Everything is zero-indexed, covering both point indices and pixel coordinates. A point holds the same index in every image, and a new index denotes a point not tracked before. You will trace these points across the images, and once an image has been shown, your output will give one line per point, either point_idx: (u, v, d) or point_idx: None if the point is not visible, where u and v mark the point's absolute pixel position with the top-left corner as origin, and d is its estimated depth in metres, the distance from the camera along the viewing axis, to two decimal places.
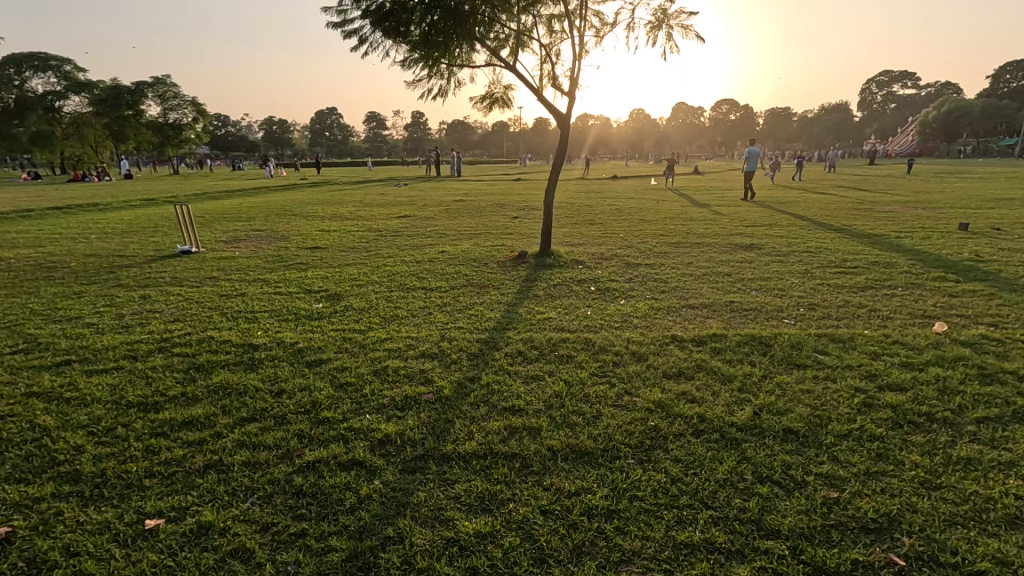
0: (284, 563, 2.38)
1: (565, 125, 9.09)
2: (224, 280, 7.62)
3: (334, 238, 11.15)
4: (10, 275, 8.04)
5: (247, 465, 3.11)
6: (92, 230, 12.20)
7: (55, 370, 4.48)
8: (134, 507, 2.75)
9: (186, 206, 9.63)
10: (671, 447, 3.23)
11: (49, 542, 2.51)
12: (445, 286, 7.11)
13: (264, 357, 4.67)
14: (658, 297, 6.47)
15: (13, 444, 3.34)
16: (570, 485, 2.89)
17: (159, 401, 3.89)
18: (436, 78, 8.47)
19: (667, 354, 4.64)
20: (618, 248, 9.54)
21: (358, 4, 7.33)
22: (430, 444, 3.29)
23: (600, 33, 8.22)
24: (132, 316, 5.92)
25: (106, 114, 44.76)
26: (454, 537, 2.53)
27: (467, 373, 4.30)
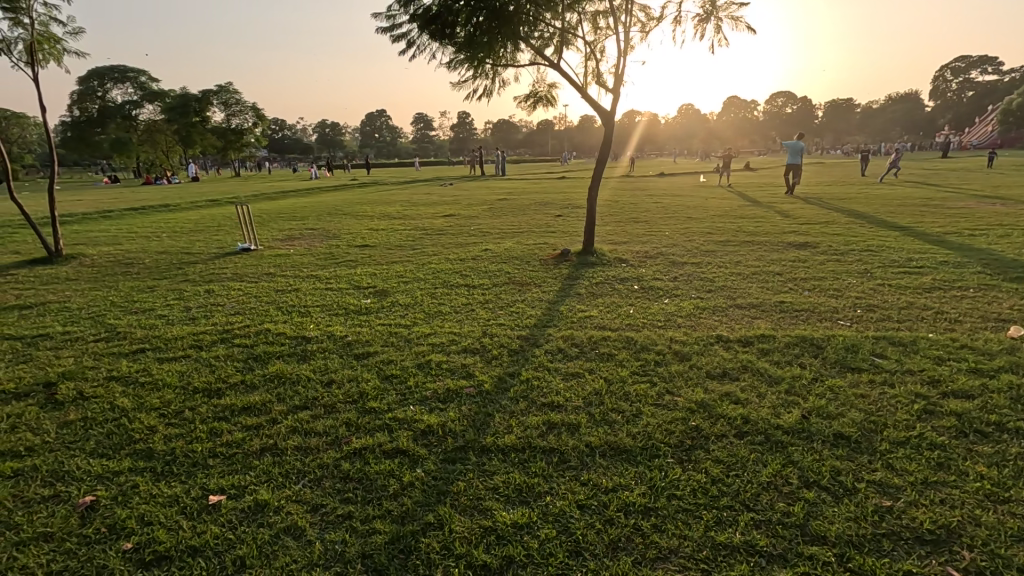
0: (332, 542, 2.52)
1: (610, 122, 9.01)
2: (279, 276, 8.01)
3: (381, 236, 11.52)
4: (93, 270, 8.77)
5: (299, 449, 3.30)
6: (163, 229, 13.14)
7: (132, 357, 4.89)
8: (200, 484, 2.98)
9: (247, 206, 10.21)
10: (712, 448, 3.18)
11: (126, 511, 2.76)
12: (488, 284, 7.21)
13: (315, 350, 4.91)
14: (704, 296, 6.32)
15: (96, 422, 3.69)
16: (608, 481, 2.90)
17: (222, 387, 4.18)
18: (481, 78, 8.58)
19: (712, 354, 4.54)
20: (663, 246, 9.37)
21: (406, 9, 7.54)
22: (471, 436, 3.37)
23: (645, 27, 8.09)
24: (198, 309, 6.36)
25: (176, 121, 47.89)
26: (491, 526, 2.60)
27: (507, 369, 4.37)
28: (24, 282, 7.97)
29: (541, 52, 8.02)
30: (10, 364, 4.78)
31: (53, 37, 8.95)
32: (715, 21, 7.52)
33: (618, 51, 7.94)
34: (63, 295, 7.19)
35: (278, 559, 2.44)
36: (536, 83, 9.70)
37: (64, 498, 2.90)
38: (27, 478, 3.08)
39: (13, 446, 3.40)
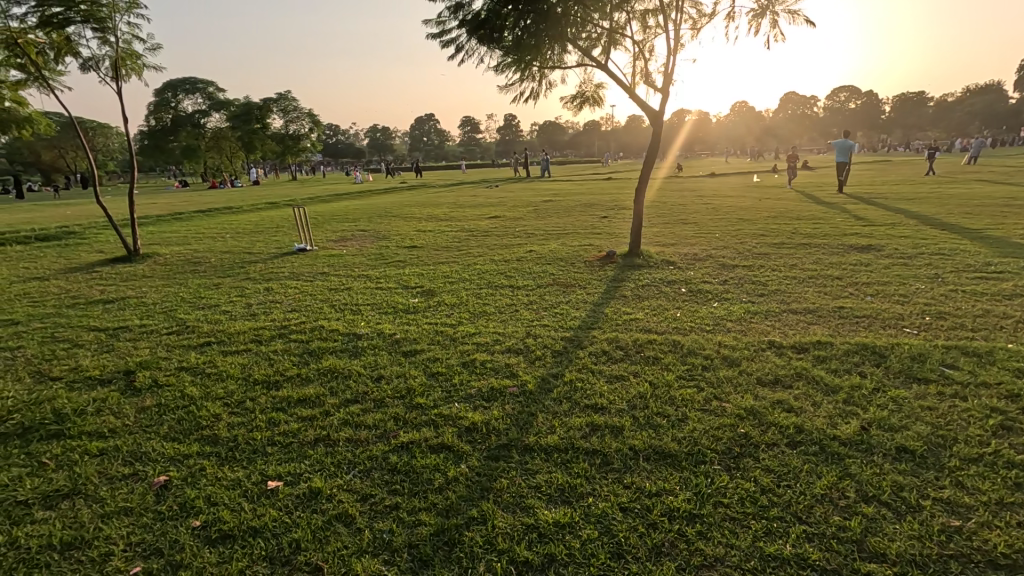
0: (380, 531, 2.62)
1: (659, 122, 8.86)
2: (333, 275, 8.37)
3: (429, 237, 11.81)
4: (166, 268, 9.46)
5: (350, 441, 3.45)
6: (228, 230, 13.99)
7: (199, 349, 5.25)
8: (260, 470, 3.17)
9: (303, 208, 10.71)
10: (762, 456, 3.08)
11: (195, 492, 2.98)
12: (532, 285, 7.25)
13: (366, 346, 5.11)
14: (755, 300, 6.11)
15: (169, 408, 4.00)
16: (651, 485, 2.87)
17: (279, 379, 4.42)
18: (529, 80, 8.65)
19: (763, 360, 4.38)
20: (713, 249, 9.11)
21: (456, 15, 7.71)
22: (513, 434, 3.42)
23: (697, 24, 7.90)
24: (258, 305, 6.73)
25: (239, 128, 50.75)
26: (533, 524, 2.63)
27: (550, 370, 4.39)
28: (108, 279, 8.71)
29: (589, 53, 7.99)
30: (96, 353, 5.25)
31: (134, 54, 9.73)
32: (771, 15, 7.24)
33: (668, 49, 7.80)
34: (139, 290, 7.80)
35: (330, 544, 2.56)
36: (582, 84, 9.67)
37: (141, 476, 3.16)
38: (110, 457, 3.37)
39: (98, 427, 3.73)
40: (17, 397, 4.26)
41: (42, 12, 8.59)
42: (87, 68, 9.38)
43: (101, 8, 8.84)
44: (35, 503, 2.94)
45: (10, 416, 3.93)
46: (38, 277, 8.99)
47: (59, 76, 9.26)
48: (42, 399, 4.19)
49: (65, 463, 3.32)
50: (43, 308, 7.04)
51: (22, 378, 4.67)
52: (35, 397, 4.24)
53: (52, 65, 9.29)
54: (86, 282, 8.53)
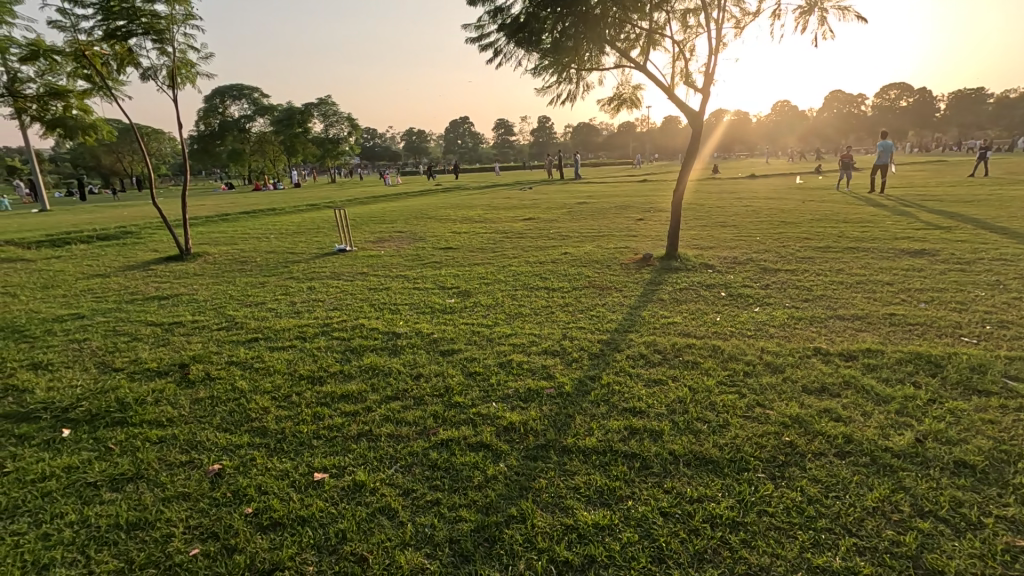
0: (422, 525, 2.68)
1: (698, 123, 8.71)
2: (372, 275, 8.58)
3: (464, 239, 11.96)
4: (215, 266, 9.90)
5: (391, 437, 3.53)
6: (272, 231, 14.53)
7: (247, 345, 5.48)
8: (307, 462, 3.29)
9: (344, 210, 11.04)
10: (808, 466, 2.99)
11: (247, 480, 3.11)
12: (568, 287, 7.25)
13: (405, 345, 5.22)
14: (799, 305, 5.93)
15: (222, 400, 4.20)
16: (692, 491, 2.83)
17: (323, 375, 4.58)
18: (566, 83, 8.66)
19: (808, 367, 4.26)
20: (754, 252, 8.88)
21: (494, 19, 7.79)
22: (552, 435, 3.44)
23: (740, 23, 7.73)
24: (302, 304, 6.98)
25: (282, 132, 52.57)
26: (573, 525, 2.64)
27: (588, 372, 4.38)
28: (163, 277, 9.18)
29: (627, 54, 7.93)
30: (153, 346, 5.56)
31: (189, 62, 10.23)
32: (819, 12, 7.02)
33: (709, 49, 7.67)
34: (192, 288, 8.20)
35: (375, 536, 2.63)
36: (620, 86, 9.60)
37: (197, 464, 3.33)
38: (169, 444, 3.57)
39: (157, 416, 3.96)
40: (84, 386, 4.56)
41: (107, 25, 9.12)
42: (146, 77, 9.93)
43: (159, 20, 9.32)
44: (103, 485, 3.14)
45: (79, 402, 4.22)
46: (100, 274, 9.58)
47: (121, 85, 9.82)
48: (107, 389, 4.47)
49: (129, 449, 3.53)
50: (105, 303, 7.50)
51: (88, 368, 4.99)
52: (101, 386, 4.54)
53: (115, 75, 9.86)
54: (143, 279, 9.03)
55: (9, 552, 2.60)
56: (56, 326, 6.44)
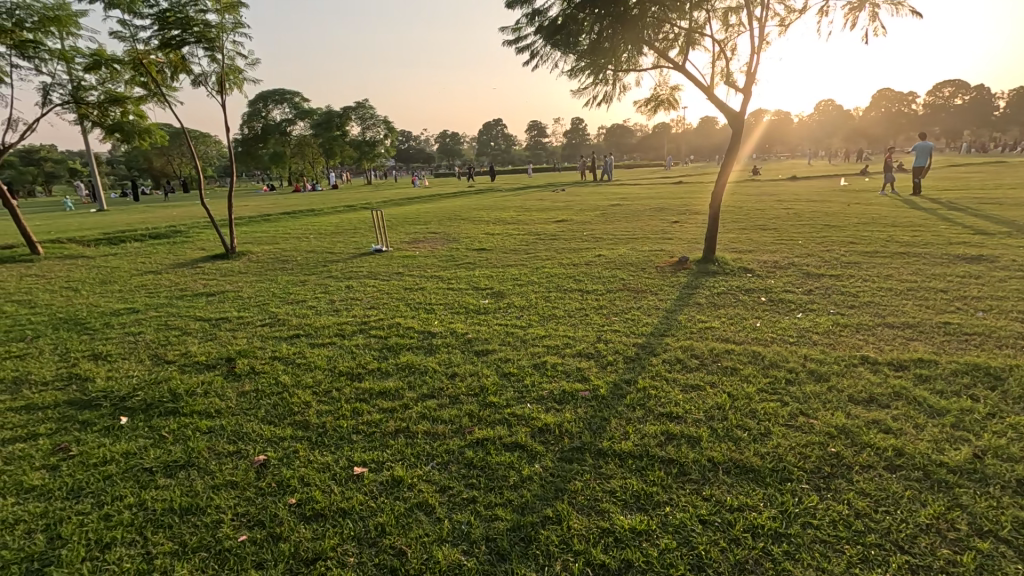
0: (458, 522, 2.71)
1: (739, 124, 8.50)
2: (407, 275, 8.73)
3: (497, 240, 12.03)
4: (258, 265, 10.27)
5: (428, 434, 3.59)
6: (311, 231, 14.97)
7: (289, 341, 5.67)
8: (347, 456, 3.38)
9: (381, 212, 11.28)
10: (856, 478, 2.89)
11: (290, 472, 3.22)
12: (602, 290, 7.20)
13: (440, 344, 5.30)
14: (845, 312, 5.72)
15: (265, 393, 4.35)
16: (732, 499, 2.77)
17: (362, 372, 4.69)
18: (602, 84, 8.59)
19: (855, 377, 4.10)
20: (796, 256, 8.60)
21: (531, 22, 7.80)
22: (587, 437, 3.43)
23: (785, 21, 7.51)
24: (340, 302, 7.17)
25: (321, 135, 54.14)
26: (609, 528, 2.62)
27: (623, 376, 4.34)
28: (210, 274, 9.58)
29: (666, 54, 7.82)
30: (201, 340, 5.82)
31: (237, 69, 10.65)
32: (870, 8, 6.75)
33: (751, 48, 7.48)
34: (237, 285, 8.55)
35: (413, 530, 2.68)
36: (657, 86, 9.47)
37: (243, 454, 3.47)
38: (217, 434, 3.73)
39: (206, 407, 4.14)
40: (140, 376, 4.82)
41: (162, 35, 9.58)
42: (197, 83, 10.39)
43: (211, 29, 9.74)
44: (158, 471, 3.31)
45: (135, 392, 4.46)
46: (152, 271, 10.07)
47: (174, 91, 10.30)
48: (160, 379, 4.71)
49: (181, 437, 3.72)
50: (158, 298, 7.89)
51: (143, 359, 5.26)
52: (155, 377, 4.78)
53: (169, 82, 10.35)
54: (192, 276, 9.45)
55: (75, 530, 2.77)
56: (114, 319, 6.82)
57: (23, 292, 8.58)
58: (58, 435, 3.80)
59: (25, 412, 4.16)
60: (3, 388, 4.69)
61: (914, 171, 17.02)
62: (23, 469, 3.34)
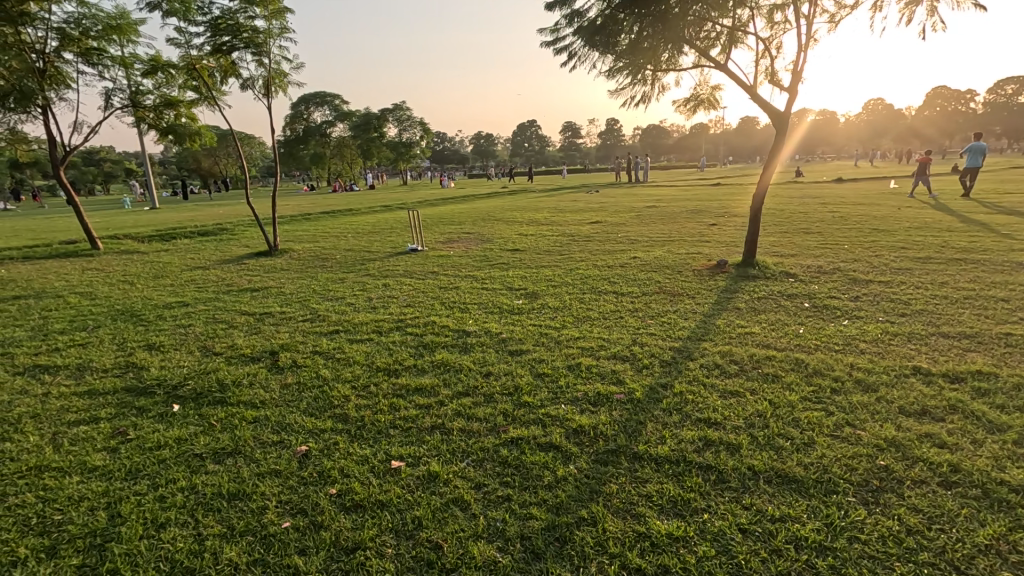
0: (493, 519, 2.74)
1: (783, 124, 8.26)
2: (442, 275, 8.81)
3: (531, 241, 12.06)
4: (299, 262, 10.60)
5: (463, 431, 3.64)
6: (350, 230, 15.35)
7: (329, 336, 5.83)
8: (385, 450, 3.45)
9: (417, 212, 11.47)
10: (907, 494, 2.76)
11: (331, 463, 3.32)
12: (637, 292, 7.12)
13: (474, 343, 5.35)
14: (895, 320, 5.47)
15: (307, 386, 4.50)
16: (774, 509, 2.70)
17: (398, 368, 4.79)
18: (640, 85, 8.49)
19: (906, 388, 3.92)
20: (842, 261, 8.27)
21: (570, 23, 7.79)
22: (622, 441, 3.40)
23: (834, 18, 7.25)
24: (378, 299, 7.34)
25: (359, 137, 55.51)
26: (645, 533, 2.60)
27: (659, 380, 4.27)
28: (255, 270, 9.95)
29: (707, 53, 7.67)
30: (247, 334, 6.05)
31: (282, 73, 11.03)
32: (929, 2, 6.43)
33: (797, 45, 7.24)
34: (279, 281, 8.85)
35: (449, 525, 2.72)
36: (697, 86, 9.29)
37: (287, 444, 3.59)
38: (262, 424, 3.88)
39: (252, 397, 4.31)
40: (190, 366, 5.06)
41: (214, 41, 10.02)
42: (245, 87, 10.81)
43: (258, 35, 10.11)
44: (207, 457, 3.47)
45: (186, 381, 4.69)
46: (200, 267, 10.55)
47: (224, 94, 10.74)
48: (208, 370, 4.93)
49: (228, 425, 3.88)
50: (206, 293, 8.26)
51: (193, 351, 5.52)
52: (204, 367, 5.01)
53: (219, 86, 10.81)
54: (238, 272, 9.84)
55: (133, 509, 2.94)
56: (166, 312, 7.18)
57: (85, 284, 9.12)
58: (117, 420, 4.03)
59: (87, 397, 4.43)
60: (68, 374, 5.00)
61: (967, 172, 16.18)
62: (86, 450, 3.57)
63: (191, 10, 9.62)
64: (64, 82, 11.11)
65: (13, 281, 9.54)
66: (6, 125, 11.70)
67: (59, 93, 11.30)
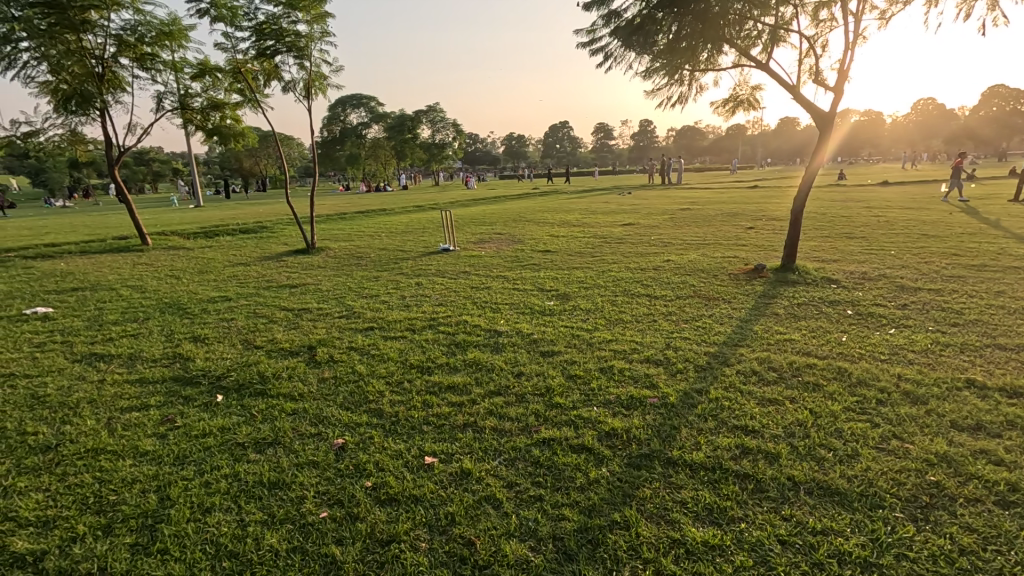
0: (526, 519, 2.74)
1: (828, 124, 7.99)
2: (473, 275, 8.87)
3: (562, 242, 12.02)
4: (335, 260, 10.86)
5: (495, 430, 3.66)
6: (384, 229, 15.63)
7: (364, 333, 5.95)
8: (418, 445, 3.50)
9: (449, 212, 11.59)
10: (960, 512, 2.63)
11: (366, 456, 3.39)
12: (671, 295, 7.01)
13: (506, 343, 5.37)
14: (947, 330, 5.21)
15: (343, 381, 4.61)
16: (815, 521, 2.62)
17: (432, 366, 4.85)
18: (677, 85, 8.38)
19: (959, 402, 3.73)
20: (888, 268, 7.93)
21: (606, 23, 7.76)
22: (656, 445, 3.36)
23: (885, 14, 6.97)
24: (411, 298, 7.45)
25: (394, 138, 56.50)
26: (680, 539, 2.55)
27: (693, 385, 4.19)
28: (293, 267, 10.25)
29: (747, 53, 7.50)
30: (286, 328, 6.25)
31: (322, 75, 11.32)
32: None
33: (845, 43, 7.01)
34: (316, 278, 9.09)
35: (481, 523, 2.74)
36: (736, 87, 9.10)
37: (324, 437, 3.69)
38: (300, 416, 3.99)
39: (291, 390, 4.45)
40: (233, 358, 5.26)
41: (258, 45, 10.39)
42: (287, 89, 11.16)
43: (301, 39, 10.42)
44: (249, 446, 3.59)
45: (229, 372, 4.88)
46: (242, 263, 10.95)
47: (267, 97, 11.10)
48: (250, 362, 5.11)
49: (269, 416, 4.02)
50: (247, 288, 8.55)
51: (236, 344, 5.73)
52: (246, 359, 5.20)
53: (262, 88, 11.19)
54: (277, 269, 10.16)
55: (180, 493, 3.07)
56: (210, 306, 7.48)
57: (136, 278, 9.57)
58: (166, 407, 4.22)
59: (139, 385, 4.67)
60: (121, 362, 5.26)
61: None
62: (138, 435, 3.75)
63: (238, 16, 9.99)
64: (120, 86, 11.73)
65: (71, 273, 10.11)
66: (67, 126, 12.43)
67: (115, 96, 11.91)
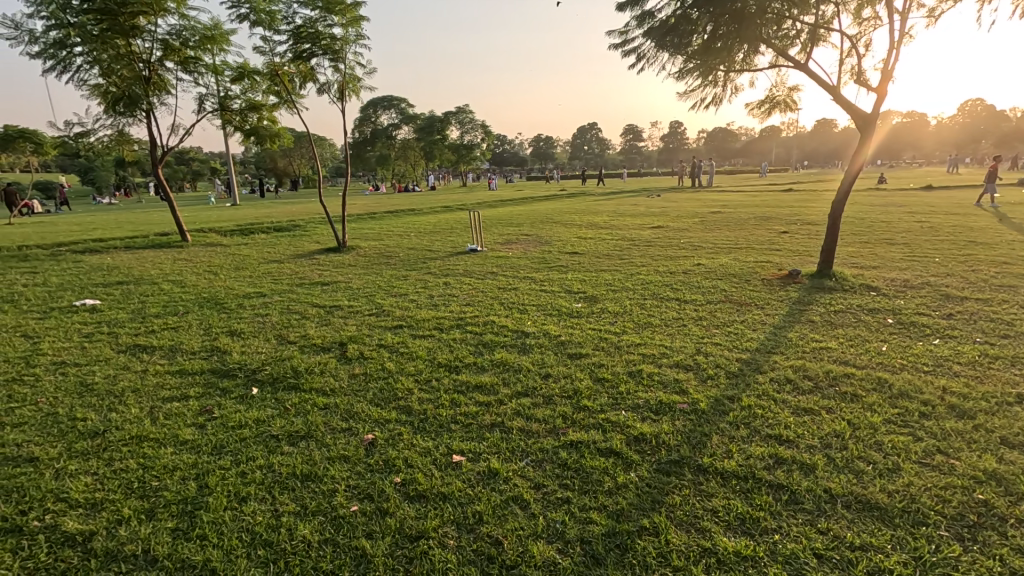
0: (553, 520, 2.74)
1: (870, 125, 7.71)
2: (501, 276, 8.89)
3: (590, 245, 11.95)
4: (365, 259, 11.04)
5: (522, 431, 3.66)
6: (413, 229, 15.81)
7: (393, 331, 6.04)
8: (446, 444, 3.53)
9: (477, 213, 11.64)
10: (1011, 533, 2.50)
11: (395, 453, 3.44)
12: (701, 300, 6.89)
13: (533, 344, 5.37)
14: (996, 342, 4.96)
15: (372, 378, 4.68)
16: (854, 536, 2.53)
17: (459, 365, 4.88)
18: (711, 86, 8.24)
19: (1009, 417, 3.55)
20: (933, 276, 7.60)
21: (639, 24, 7.69)
22: (686, 451, 3.30)
23: (933, 12, 6.70)
24: (439, 297, 7.52)
25: (423, 139, 57.21)
26: (711, 548, 2.51)
27: (725, 392, 4.11)
28: (325, 265, 10.47)
29: (785, 52, 7.32)
30: (318, 325, 6.39)
31: (355, 77, 11.54)
32: None
33: (889, 43, 6.77)
34: (347, 277, 9.27)
35: (509, 522, 2.75)
36: (773, 87, 8.88)
37: (354, 432, 3.75)
38: (332, 411, 4.08)
39: (323, 385, 4.55)
40: (268, 352, 5.41)
41: (295, 48, 10.66)
42: (321, 91, 11.42)
43: (336, 42, 10.63)
44: (283, 439, 3.69)
45: (264, 366, 5.02)
46: (276, 260, 11.24)
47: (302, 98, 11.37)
48: (284, 357, 5.24)
49: (301, 411, 4.11)
50: (280, 285, 8.77)
51: (270, 339, 5.88)
52: (279, 354, 5.34)
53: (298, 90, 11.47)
54: (309, 266, 10.40)
55: (218, 482, 3.17)
56: (246, 301, 7.71)
57: (175, 273, 9.94)
58: (204, 398, 4.37)
59: (179, 376, 4.85)
60: (162, 354, 5.47)
61: None
62: (178, 424, 3.90)
63: (276, 20, 10.27)
64: (165, 88, 12.20)
65: (116, 267, 10.56)
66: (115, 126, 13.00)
67: (161, 99, 12.42)
